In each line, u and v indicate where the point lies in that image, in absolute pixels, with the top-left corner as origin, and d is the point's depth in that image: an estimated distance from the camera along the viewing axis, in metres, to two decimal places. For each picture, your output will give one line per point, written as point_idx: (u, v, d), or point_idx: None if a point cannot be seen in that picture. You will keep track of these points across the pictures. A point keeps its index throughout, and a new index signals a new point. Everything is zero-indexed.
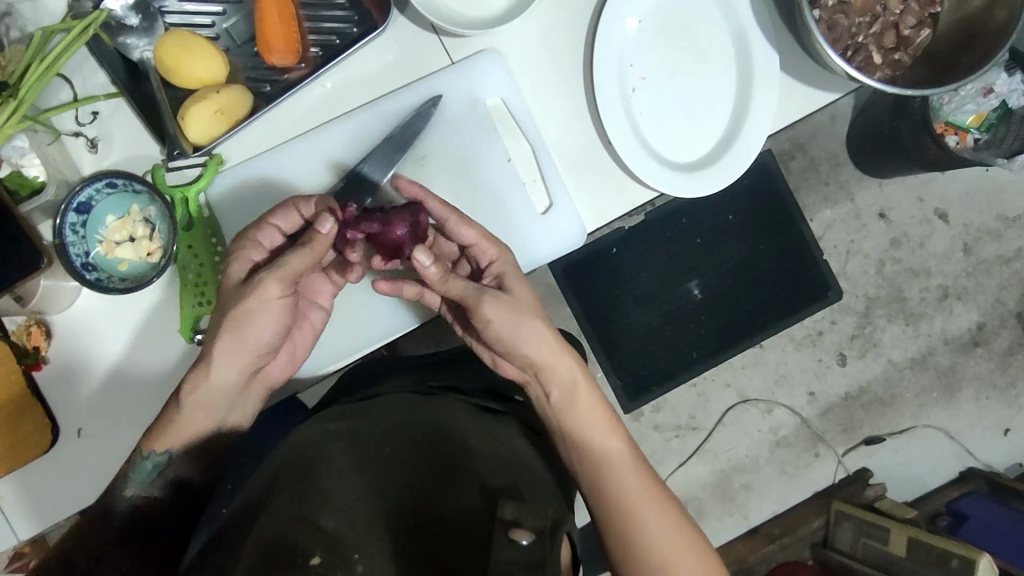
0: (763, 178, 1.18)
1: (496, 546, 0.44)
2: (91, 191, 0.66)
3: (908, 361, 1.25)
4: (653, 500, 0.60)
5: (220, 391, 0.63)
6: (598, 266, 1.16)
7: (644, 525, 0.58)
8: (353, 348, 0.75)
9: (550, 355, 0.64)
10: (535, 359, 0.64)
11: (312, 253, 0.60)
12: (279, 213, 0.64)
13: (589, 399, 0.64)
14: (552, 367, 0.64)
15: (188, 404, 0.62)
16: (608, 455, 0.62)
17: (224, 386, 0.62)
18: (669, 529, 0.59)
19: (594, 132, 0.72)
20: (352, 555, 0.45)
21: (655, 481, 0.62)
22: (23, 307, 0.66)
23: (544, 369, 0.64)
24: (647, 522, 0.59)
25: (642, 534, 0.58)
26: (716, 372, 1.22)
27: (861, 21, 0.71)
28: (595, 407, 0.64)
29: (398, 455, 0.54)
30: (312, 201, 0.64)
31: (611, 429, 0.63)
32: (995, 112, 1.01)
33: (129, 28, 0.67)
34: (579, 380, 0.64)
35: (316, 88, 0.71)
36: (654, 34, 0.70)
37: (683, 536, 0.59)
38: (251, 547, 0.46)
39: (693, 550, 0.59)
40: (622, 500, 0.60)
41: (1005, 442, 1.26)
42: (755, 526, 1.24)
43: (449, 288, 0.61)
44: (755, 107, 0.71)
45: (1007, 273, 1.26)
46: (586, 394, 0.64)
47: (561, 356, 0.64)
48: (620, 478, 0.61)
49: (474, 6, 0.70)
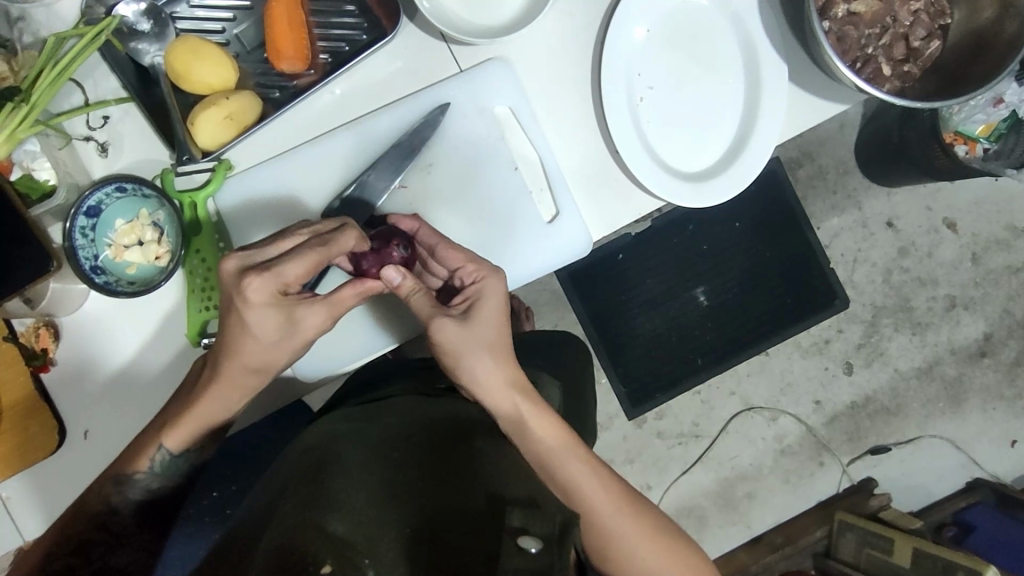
0: (772, 185, 1.18)
1: (506, 555, 0.43)
2: (101, 195, 0.66)
3: (915, 370, 1.25)
4: (629, 509, 0.63)
5: (230, 387, 0.62)
6: (605, 272, 1.16)
7: (626, 541, 0.62)
8: (359, 352, 0.77)
9: (503, 384, 0.62)
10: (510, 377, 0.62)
11: (361, 290, 0.60)
12: (290, 263, 0.56)
13: (545, 423, 0.63)
14: (501, 404, 0.62)
15: (204, 398, 0.63)
16: (582, 476, 0.63)
17: (236, 388, 0.63)
18: (646, 537, 0.63)
19: (601, 140, 0.72)
20: (364, 560, 0.46)
21: (626, 490, 0.65)
22: (32, 310, 0.66)
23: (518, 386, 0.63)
24: (623, 529, 0.62)
25: (623, 548, 0.62)
26: (720, 380, 1.22)
27: (871, 33, 0.70)
28: (559, 433, 0.63)
29: (405, 460, 0.53)
30: (332, 245, 0.58)
31: (576, 450, 0.63)
32: (1005, 121, 1.01)
33: (141, 34, 0.67)
34: (523, 406, 0.62)
35: (326, 94, 0.71)
36: (663, 44, 0.70)
37: (658, 539, 0.63)
38: (266, 543, 0.47)
39: (669, 547, 0.63)
40: (595, 513, 0.62)
41: (1012, 452, 1.26)
42: (757, 534, 1.24)
43: (410, 303, 0.62)
44: (763, 116, 0.71)
45: (1016, 283, 1.25)
46: (539, 418, 0.62)
47: (510, 393, 0.62)
48: (596, 498, 0.63)
49: (482, 14, 0.70)
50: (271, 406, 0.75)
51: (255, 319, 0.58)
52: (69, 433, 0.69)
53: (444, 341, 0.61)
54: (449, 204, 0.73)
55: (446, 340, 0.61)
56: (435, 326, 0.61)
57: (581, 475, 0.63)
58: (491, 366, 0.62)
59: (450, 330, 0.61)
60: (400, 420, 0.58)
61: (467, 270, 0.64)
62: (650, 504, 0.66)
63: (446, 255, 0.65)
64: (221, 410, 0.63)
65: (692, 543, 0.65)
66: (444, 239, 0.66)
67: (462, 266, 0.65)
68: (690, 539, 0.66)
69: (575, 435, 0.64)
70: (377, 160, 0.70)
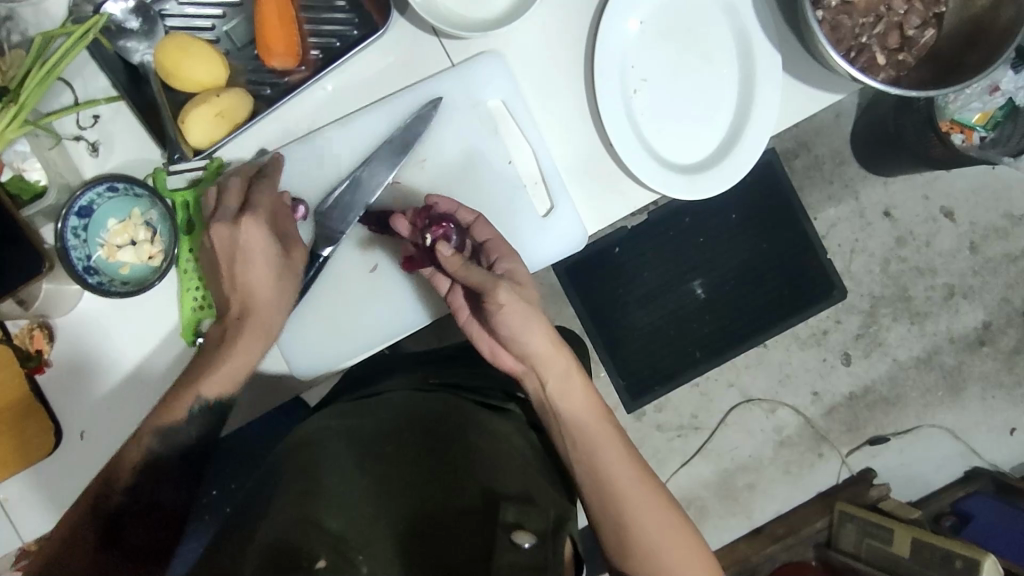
0: (769, 175, 1.17)
1: (499, 549, 0.42)
2: (92, 195, 0.66)
3: (913, 360, 1.25)
4: (646, 490, 0.61)
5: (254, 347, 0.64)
6: (603, 266, 1.16)
7: (637, 516, 0.60)
8: (385, 333, 0.75)
9: (552, 344, 0.62)
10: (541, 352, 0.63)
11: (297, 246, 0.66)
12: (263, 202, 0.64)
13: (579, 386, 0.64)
14: (551, 360, 0.63)
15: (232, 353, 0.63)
16: (604, 443, 0.62)
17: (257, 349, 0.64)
18: (658, 517, 0.60)
19: (596, 134, 0.72)
20: (357, 556, 0.46)
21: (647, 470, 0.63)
22: (26, 311, 0.66)
23: (541, 363, 0.63)
24: (639, 506, 0.60)
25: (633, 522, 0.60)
26: (719, 371, 1.22)
27: (865, 21, 0.70)
28: (587, 395, 0.64)
29: (398, 457, 0.53)
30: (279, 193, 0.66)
31: (602, 416, 0.64)
32: (1001, 109, 1.00)
33: (129, 32, 0.67)
34: (571, 365, 0.63)
35: (317, 91, 0.71)
36: (654, 36, 0.70)
37: (672, 525, 0.61)
38: (254, 552, 0.46)
39: (681, 534, 0.61)
40: (616, 479, 0.61)
41: (1011, 441, 1.26)
42: (758, 525, 1.24)
43: (467, 277, 0.59)
44: (756, 107, 0.71)
45: (1013, 272, 1.25)
46: (576, 379, 0.64)
47: (560, 353, 0.63)
48: (613, 470, 0.61)
49: (473, 7, 0.70)
50: (272, 403, 0.75)
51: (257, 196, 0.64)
52: (65, 433, 0.69)
53: (502, 304, 0.59)
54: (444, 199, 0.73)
55: (509, 302, 0.59)
56: (500, 289, 0.59)
57: (605, 442, 0.62)
58: (537, 329, 0.62)
59: (511, 309, 0.60)
60: (392, 414, 0.59)
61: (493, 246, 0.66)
62: (671, 496, 0.63)
63: (479, 229, 0.66)
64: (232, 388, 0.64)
65: (705, 544, 0.62)
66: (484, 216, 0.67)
67: (492, 240, 0.66)
68: (704, 539, 0.62)
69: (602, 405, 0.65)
70: (371, 155, 0.70)
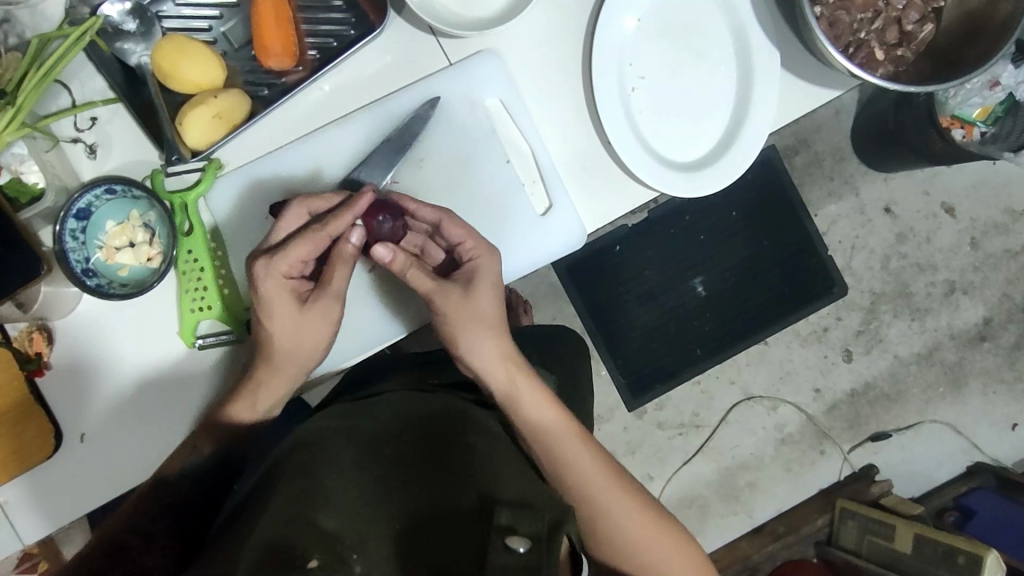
0: (769, 173, 1.17)
1: (492, 553, 0.42)
2: (91, 197, 0.66)
3: (914, 356, 1.25)
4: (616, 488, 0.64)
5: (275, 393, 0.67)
6: (602, 265, 1.16)
7: (611, 514, 0.63)
8: (381, 335, 0.75)
9: (497, 355, 0.65)
10: (490, 365, 0.65)
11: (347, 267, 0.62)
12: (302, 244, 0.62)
13: (535, 394, 0.64)
14: (495, 372, 0.64)
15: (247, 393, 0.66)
16: (572, 448, 0.64)
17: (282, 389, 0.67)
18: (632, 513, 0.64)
19: (596, 134, 0.72)
20: (351, 555, 0.45)
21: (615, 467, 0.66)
22: (25, 314, 0.66)
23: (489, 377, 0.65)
24: (613, 506, 0.63)
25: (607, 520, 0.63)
26: (719, 369, 1.22)
27: (863, 17, 0.70)
28: (546, 407, 0.64)
29: (398, 457, 0.53)
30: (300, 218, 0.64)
31: (565, 422, 0.65)
32: (1002, 104, 1.00)
33: (126, 33, 0.67)
34: (518, 376, 0.65)
35: (315, 91, 0.71)
36: (653, 33, 0.70)
37: (644, 518, 0.64)
38: (250, 548, 0.44)
39: (653, 524, 0.64)
40: (588, 484, 0.63)
41: (1013, 436, 1.26)
42: (760, 523, 1.23)
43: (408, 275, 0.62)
44: (754, 105, 0.70)
45: (1014, 267, 1.25)
46: (530, 389, 0.64)
47: (507, 364, 0.65)
48: (585, 473, 0.63)
49: (471, 6, 0.70)
50: None
51: (294, 244, 0.61)
52: (65, 435, 0.69)
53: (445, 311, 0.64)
54: (444, 200, 0.72)
55: (448, 309, 0.63)
56: (439, 298, 0.63)
57: (572, 448, 0.64)
58: (487, 339, 0.64)
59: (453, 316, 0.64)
60: (392, 415, 0.59)
61: (466, 245, 0.65)
62: (636, 484, 0.66)
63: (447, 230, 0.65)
64: (255, 411, 0.67)
65: (677, 526, 0.66)
66: (448, 214, 0.65)
67: (463, 240, 0.65)
68: (676, 522, 0.66)
69: (565, 409, 0.66)
70: (368, 155, 0.70)
